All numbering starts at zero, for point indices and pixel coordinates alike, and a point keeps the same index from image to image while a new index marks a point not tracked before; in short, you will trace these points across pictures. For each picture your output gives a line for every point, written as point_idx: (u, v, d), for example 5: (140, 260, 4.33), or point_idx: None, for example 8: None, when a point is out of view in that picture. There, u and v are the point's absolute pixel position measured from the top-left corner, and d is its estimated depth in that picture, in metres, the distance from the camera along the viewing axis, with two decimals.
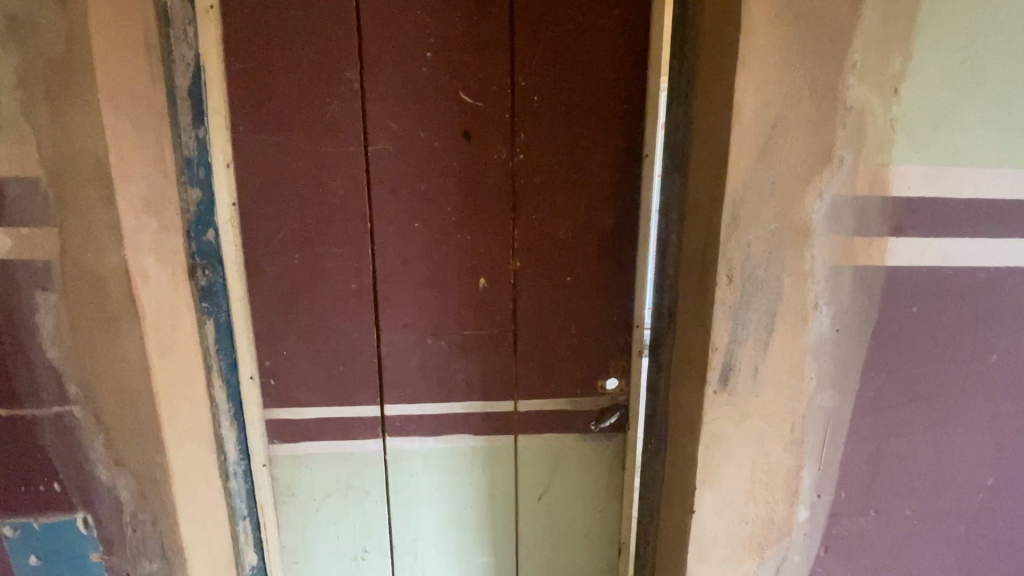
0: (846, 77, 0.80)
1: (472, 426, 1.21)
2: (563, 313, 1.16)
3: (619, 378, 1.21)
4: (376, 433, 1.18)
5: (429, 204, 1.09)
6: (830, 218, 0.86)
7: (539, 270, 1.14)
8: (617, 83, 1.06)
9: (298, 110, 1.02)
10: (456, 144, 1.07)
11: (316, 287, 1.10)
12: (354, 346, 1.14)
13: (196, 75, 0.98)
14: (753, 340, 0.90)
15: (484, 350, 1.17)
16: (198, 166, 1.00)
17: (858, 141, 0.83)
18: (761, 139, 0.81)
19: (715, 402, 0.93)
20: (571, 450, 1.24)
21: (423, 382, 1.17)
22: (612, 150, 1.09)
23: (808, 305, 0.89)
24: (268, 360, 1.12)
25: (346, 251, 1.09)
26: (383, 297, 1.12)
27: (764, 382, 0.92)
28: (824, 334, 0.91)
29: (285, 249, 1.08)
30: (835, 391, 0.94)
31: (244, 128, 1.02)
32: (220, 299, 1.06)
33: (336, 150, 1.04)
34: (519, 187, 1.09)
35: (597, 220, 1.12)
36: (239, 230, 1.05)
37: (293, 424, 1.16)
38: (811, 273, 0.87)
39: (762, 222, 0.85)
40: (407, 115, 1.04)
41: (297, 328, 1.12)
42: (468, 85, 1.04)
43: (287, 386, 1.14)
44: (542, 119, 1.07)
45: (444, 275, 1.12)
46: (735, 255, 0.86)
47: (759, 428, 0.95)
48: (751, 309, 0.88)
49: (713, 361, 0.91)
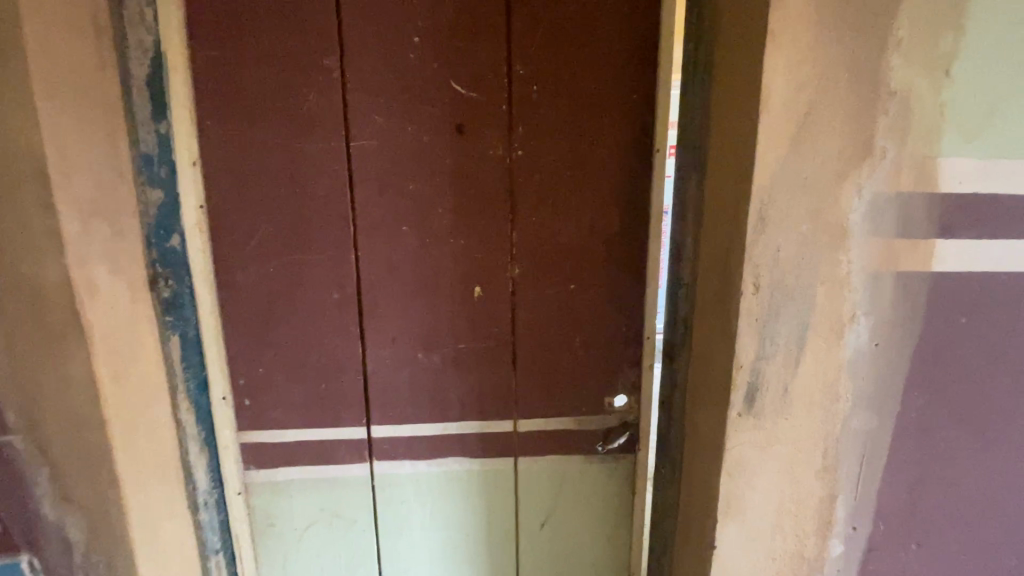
0: (889, 57, 0.70)
1: (469, 448, 1.10)
2: (567, 324, 1.06)
3: (629, 395, 1.11)
4: (362, 457, 1.08)
5: (418, 205, 0.99)
6: (870, 218, 0.75)
7: (540, 277, 1.04)
8: (624, 73, 0.97)
9: (273, 102, 0.92)
10: (448, 139, 0.97)
11: (294, 297, 1.00)
12: (337, 362, 1.03)
13: (155, 63, 0.88)
14: (782, 356, 0.80)
15: (481, 366, 1.07)
16: (160, 165, 0.90)
17: (903, 131, 0.73)
18: (792, 130, 0.72)
19: (738, 425, 0.83)
20: (576, 473, 1.14)
21: (414, 401, 1.07)
22: (620, 145, 1.00)
23: (844, 316, 0.79)
24: (242, 378, 1.03)
25: (327, 258, 0.99)
26: (368, 309, 1.02)
27: (794, 404, 0.82)
28: (862, 349, 0.81)
29: (260, 256, 0.98)
30: (872, 412, 0.84)
31: (212, 123, 0.92)
32: (187, 312, 0.96)
33: (314, 146, 0.94)
34: (518, 186, 1.00)
35: (604, 222, 1.02)
36: (207, 235, 0.96)
37: (271, 448, 1.06)
38: (847, 280, 0.78)
39: (794, 224, 0.75)
40: (393, 109, 0.95)
41: (274, 343, 1.02)
42: (460, 75, 0.95)
43: (264, 407, 1.04)
44: (542, 111, 0.97)
45: (436, 283, 1.02)
46: (762, 261, 0.76)
47: (787, 453, 0.85)
48: (781, 322, 0.78)
49: (737, 381, 0.81)
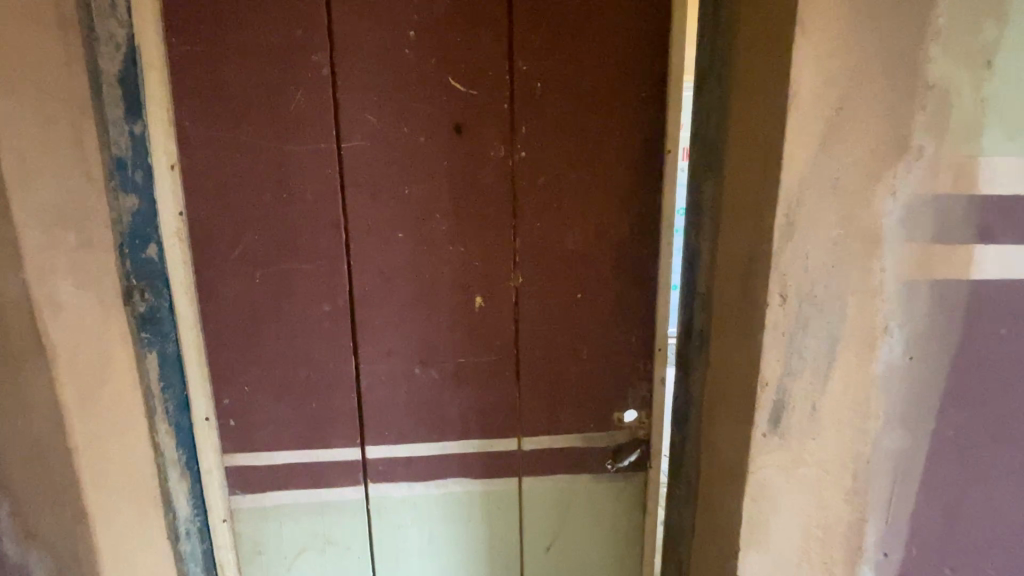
0: (926, 47, 0.65)
1: (469, 469, 1.04)
2: (573, 336, 1.00)
3: (639, 410, 1.04)
4: (356, 479, 1.01)
5: (415, 211, 0.92)
6: (905, 222, 0.70)
7: (544, 286, 0.98)
8: (634, 68, 0.91)
9: (258, 101, 0.86)
10: (447, 140, 0.90)
11: (282, 310, 0.93)
12: (329, 378, 0.97)
13: (129, 58, 0.81)
14: (810, 371, 0.74)
15: (483, 381, 1.00)
16: (134, 168, 0.84)
17: (941, 127, 0.67)
18: (822, 127, 0.66)
19: (763, 446, 0.77)
20: (583, 493, 1.07)
21: (411, 419, 1.00)
22: (629, 145, 0.94)
23: (876, 328, 0.73)
24: (226, 398, 0.96)
25: (317, 268, 0.92)
26: (362, 322, 0.95)
27: (822, 423, 0.76)
28: (895, 363, 0.75)
29: (245, 266, 0.91)
30: (905, 430, 0.78)
31: (193, 123, 0.85)
32: (165, 327, 0.90)
33: (303, 148, 0.88)
34: (520, 189, 0.93)
35: (612, 227, 0.96)
36: (188, 244, 0.89)
37: (258, 471, 0.99)
38: (879, 289, 0.72)
39: (823, 229, 0.69)
40: (387, 108, 0.88)
41: (261, 359, 0.95)
42: (459, 71, 0.88)
43: (250, 427, 0.97)
44: (546, 109, 0.91)
45: (434, 293, 0.96)
46: (790, 269, 0.70)
47: (814, 476, 0.79)
48: (809, 335, 0.73)
49: (762, 399, 0.75)
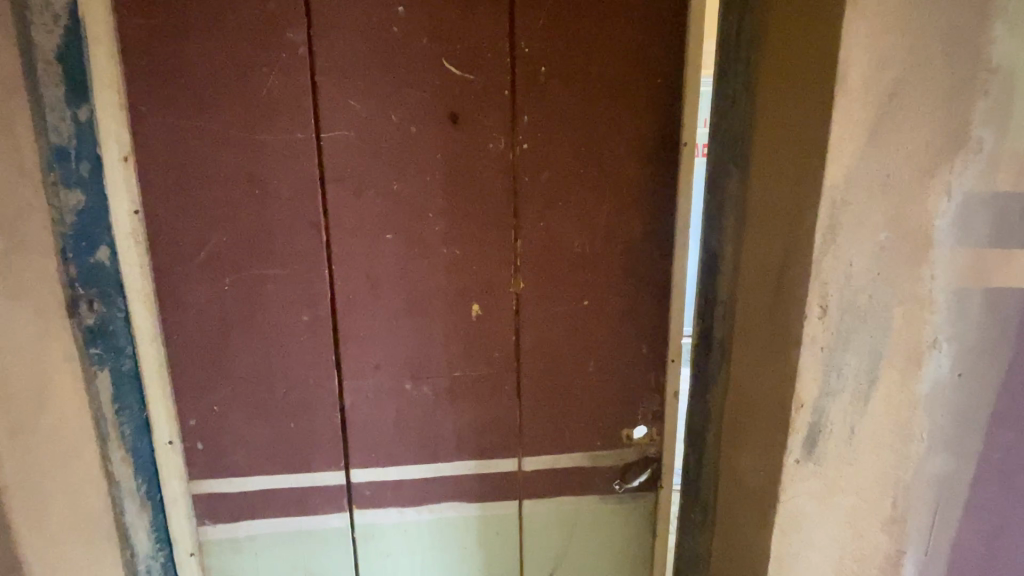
0: (991, 25, 0.56)
1: (465, 492, 0.95)
2: (579, 347, 0.92)
3: (650, 426, 0.96)
4: (340, 506, 0.92)
5: (404, 210, 0.83)
6: (959, 224, 0.62)
7: (548, 293, 0.89)
8: (648, 52, 0.82)
9: (225, 83, 0.75)
10: (440, 130, 0.81)
11: (255, 321, 0.83)
12: (309, 396, 0.87)
13: (71, 31, 0.71)
14: (850, 392, 0.66)
15: (480, 396, 0.91)
16: (79, 160, 0.73)
17: (1004, 118, 0.59)
18: (872, 117, 0.58)
19: (795, 474, 0.69)
20: (589, 516, 0.99)
21: (400, 439, 0.91)
22: (642, 138, 0.85)
23: (922, 342, 0.65)
24: (193, 418, 0.85)
25: (294, 273, 0.82)
26: (345, 332, 0.85)
27: (861, 447, 0.69)
28: (942, 381, 0.67)
29: (212, 271, 0.81)
30: (951, 455, 0.70)
31: (150, 109, 0.75)
32: (120, 341, 0.80)
33: (277, 139, 0.78)
34: (522, 186, 0.84)
35: (623, 227, 0.88)
36: (146, 248, 0.79)
37: (230, 499, 0.89)
38: (927, 300, 0.64)
39: (870, 233, 0.61)
40: (373, 94, 0.78)
41: (232, 375, 0.85)
42: (454, 53, 0.79)
43: (220, 451, 0.87)
44: (551, 97, 0.82)
45: (426, 301, 0.86)
46: (831, 278, 0.62)
47: (850, 505, 0.71)
48: (850, 352, 0.65)
49: (796, 422, 0.67)
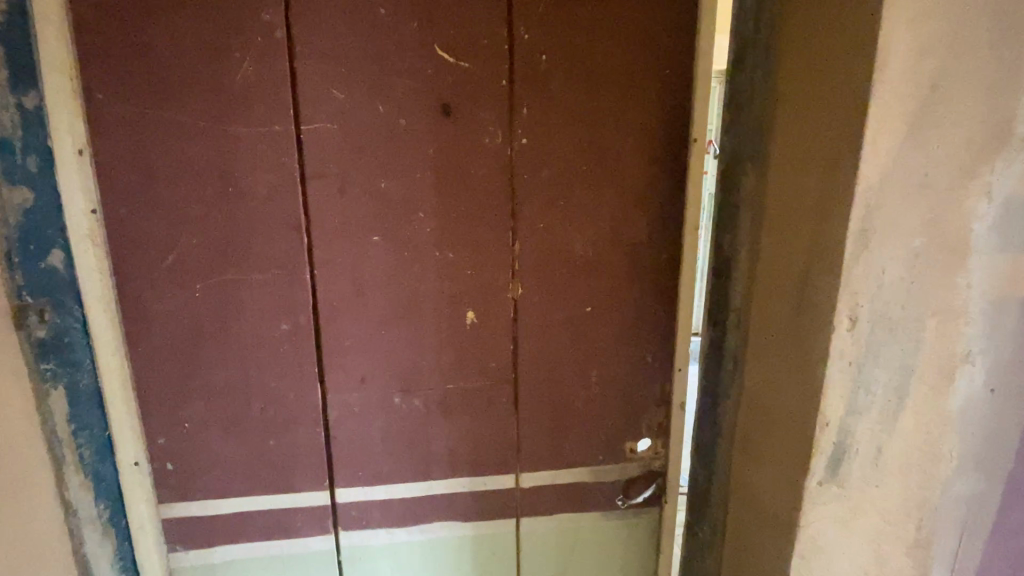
0: None
1: (459, 510, 0.89)
2: (582, 356, 0.86)
3: (655, 438, 0.91)
4: (324, 528, 0.85)
5: (393, 209, 0.76)
6: (999, 227, 0.57)
7: (549, 298, 0.83)
8: (658, 40, 0.76)
9: (193, 69, 0.68)
10: (433, 123, 0.74)
11: (230, 330, 0.76)
12: (289, 410, 0.80)
13: (16, 9, 0.64)
14: (879, 409, 0.61)
15: (475, 410, 0.85)
16: (27, 154, 0.67)
17: None
18: (911, 111, 0.52)
19: (818, 497, 0.64)
20: (590, 534, 0.94)
21: (389, 455, 0.84)
22: (650, 132, 0.79)
23: (956, 355, 0.60)
24: (162, 437, 0.78)
25: (272, 278, 0.75)
26: (329, 342, 0.79)
27: (888, 467, 0.63)
28: (974, 397, 0.62)
29: (181, 277, 0.74)
30: (981, 474, 0.65)
31: (108, 97, 0.68)
32: (78, 355, 0.72)
33: (253, 131, 0.71)
34: (521, 184, 0.78)
35: (629, 228, 0.82)
36: (105, 251, 0.71)
37: (204, 523, 0.82)
38: (962, 310, 0.59)
39: (905, 237, 0.56)
40: (358, 82, 0.71)
41: (204, 389, 0.78)
42: (448, 38, 0.72)
43: (192, 471, 0.80)
44: (553, 88, 0.76)
45: (417, 309, 0.80)
46: (862, 287, 0.57)
47: (875, 529, 0.66)
48: (880, 366, 0.60)
49: (820, 442, 0.62)
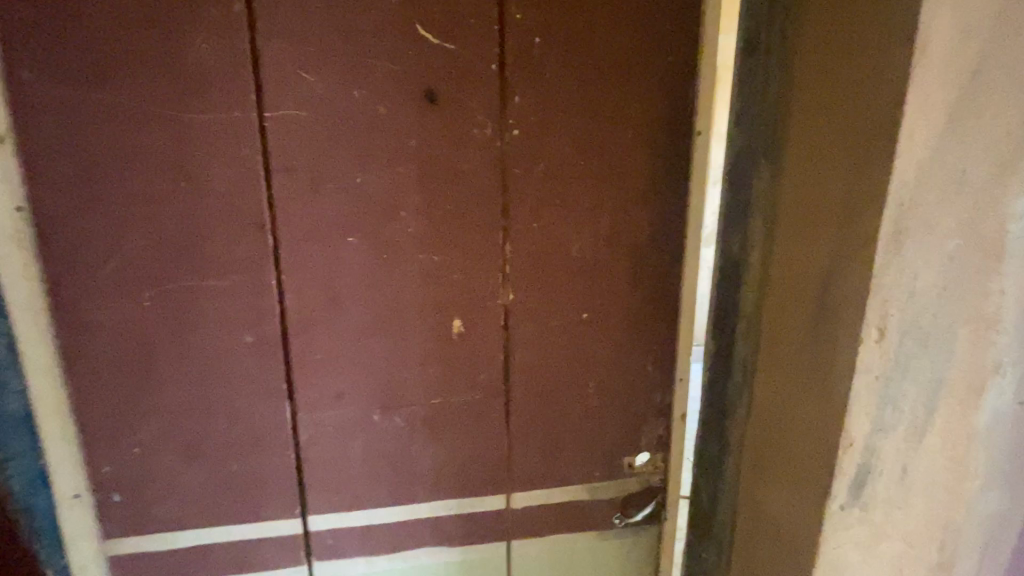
0: None
1: (446, 534, 0.82)
2: (578, 366, 0.79)
3: (654, 452, 0.85)
4: (296, 559, 0.77)
5: (370, 208, 0.68)
6: None
7: (543, 305, 0.76)
8: (661, 25, 0.70)
9: (136, 46, 0.59)
10: (415, 111, 0.67)
11: (185, 343, 0.67)
12: (254, 431, 0.72)
13: None
14: (906, 426, 0.56)
15: (463, 426, 0.78)
16: None
17: None
18: (950, 100, 0.47)
19: (840, 522, 0.59)
20: (586, 555, 0.88)
21: (368, 478, 0.77)
22: (652, 125, 0.73)
23: (986, 367, 0.56)
24: (107, 464, 0.70)
25: (234, 285, 0.67)
26: (299, 355, 0.71)
27: (912, 487, 0.59)
28: (1002, 411, 0.58)
29: (126, 284, 0.65)
30: (1005, 491, 0.61)
31: (35, 77, 0.58)
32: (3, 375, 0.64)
33: (209, 118, 0.62)
34: (513, 180, 0.71)
35: (629, 228, 0.76)
36: (34, 255, 0.62)
37: (159, 558, 0.73)
38: (994, 318, 0.54)
39: (939, 240, 0.51)
40: (329, 64, 0.63)
41: (156, 410, 0.69)
42: (431, 17, 0.65)
43: (143, 501, 0.71)
44: (548, 75, 0.69)
45: (398, 317, 0.72)
46: (893, 295, 0.52)
47: (897, 553, 0.61)
48: (908, 381, 0.55)
49: (844, 464, 0.57)
